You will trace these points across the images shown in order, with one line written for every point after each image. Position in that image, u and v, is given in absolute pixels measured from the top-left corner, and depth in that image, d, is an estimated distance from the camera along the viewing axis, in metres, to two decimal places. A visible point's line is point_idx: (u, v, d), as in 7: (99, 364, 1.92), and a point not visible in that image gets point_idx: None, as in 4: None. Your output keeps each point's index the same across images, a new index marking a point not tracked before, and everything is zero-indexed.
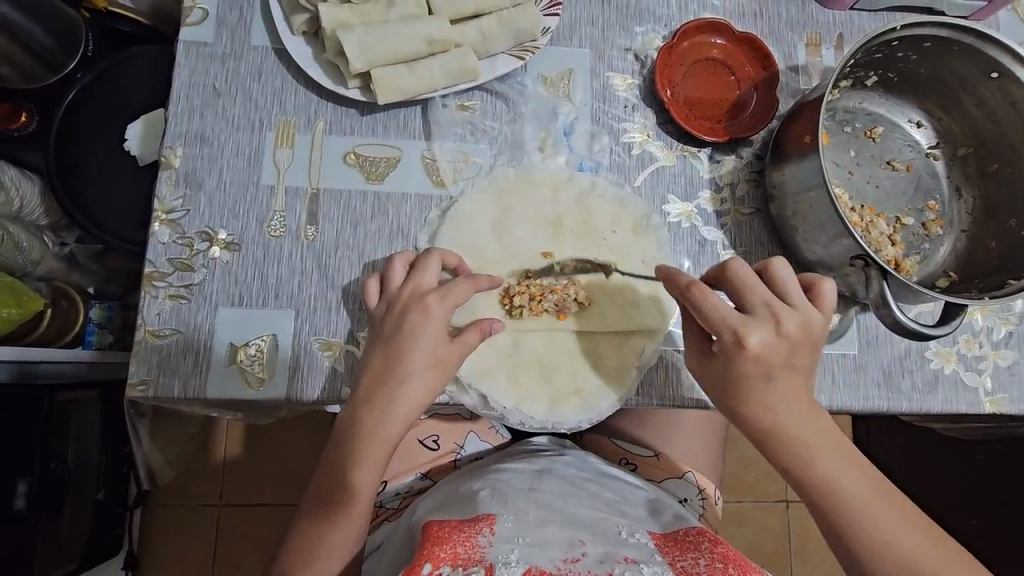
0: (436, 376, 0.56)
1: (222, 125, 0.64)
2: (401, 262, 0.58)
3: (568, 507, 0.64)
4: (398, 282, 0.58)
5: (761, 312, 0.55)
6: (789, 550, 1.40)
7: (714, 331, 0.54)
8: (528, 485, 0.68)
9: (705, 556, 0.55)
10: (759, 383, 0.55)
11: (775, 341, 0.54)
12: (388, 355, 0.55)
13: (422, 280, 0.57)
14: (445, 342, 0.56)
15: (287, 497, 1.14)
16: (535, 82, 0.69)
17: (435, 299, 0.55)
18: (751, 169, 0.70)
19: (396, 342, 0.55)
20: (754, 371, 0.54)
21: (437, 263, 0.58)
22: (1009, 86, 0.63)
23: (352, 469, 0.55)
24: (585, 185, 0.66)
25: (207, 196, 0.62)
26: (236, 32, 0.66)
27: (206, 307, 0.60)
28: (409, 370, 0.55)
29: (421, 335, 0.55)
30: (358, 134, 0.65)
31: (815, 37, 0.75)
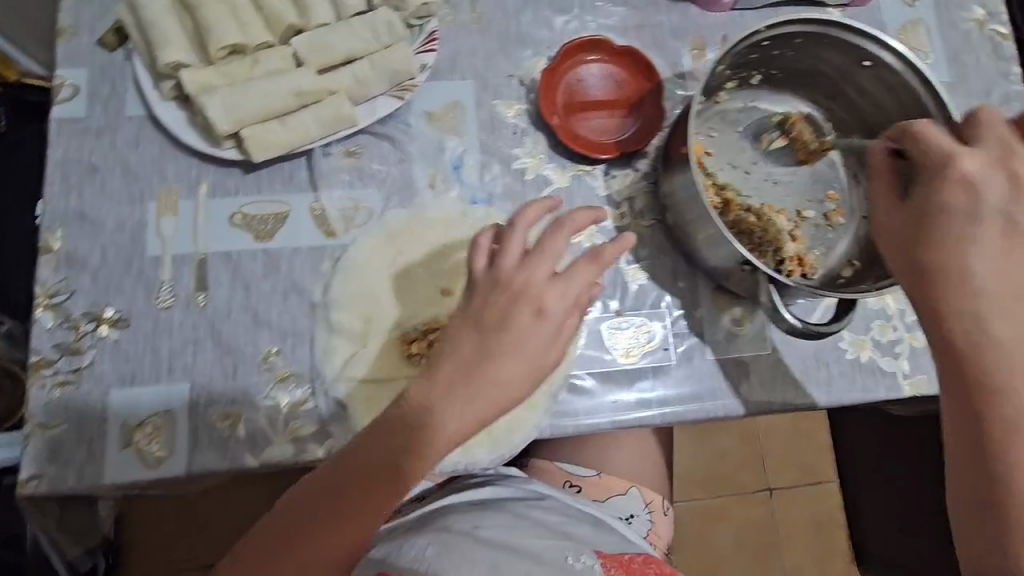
0: (535, 359, 0.53)
1: (101, 200, 0.63)
2: (484, 240, 0.55)
3: (515, 540, 0.68)
4: (482, 265, 0.54)
5: (962, 213, 0.49)
6: (777, 541, 1.30)
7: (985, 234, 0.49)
8: (469, 525, 0.70)
9: None
10: (974, 295, 0.48)
11: (992, 240, 0.48)
12: (479, 348, 0.52)
13: (507, 258, 0.53)
14: (543, 340, 0.53)
15: None
16: (419, 119, 0.68)
17: (552, 296, 0.53)
18: (647, 181, 0.70)
19: (495, 338, 0.52)
20: (981, 282, 0.48)
21: (569, 232, 0.54)
22: (884, 73, 0.64)
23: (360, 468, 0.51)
24: (479, 219, 0.66)
25: (91, 275, 0.61)
26: (109, 103, 0.65)
27: (98, 390, 0.58)
28: (501, 358, 0.52)
29: (522, 333, 0.52)
30: (243, 194, 0.64)
31: (699, 41, 0.75)
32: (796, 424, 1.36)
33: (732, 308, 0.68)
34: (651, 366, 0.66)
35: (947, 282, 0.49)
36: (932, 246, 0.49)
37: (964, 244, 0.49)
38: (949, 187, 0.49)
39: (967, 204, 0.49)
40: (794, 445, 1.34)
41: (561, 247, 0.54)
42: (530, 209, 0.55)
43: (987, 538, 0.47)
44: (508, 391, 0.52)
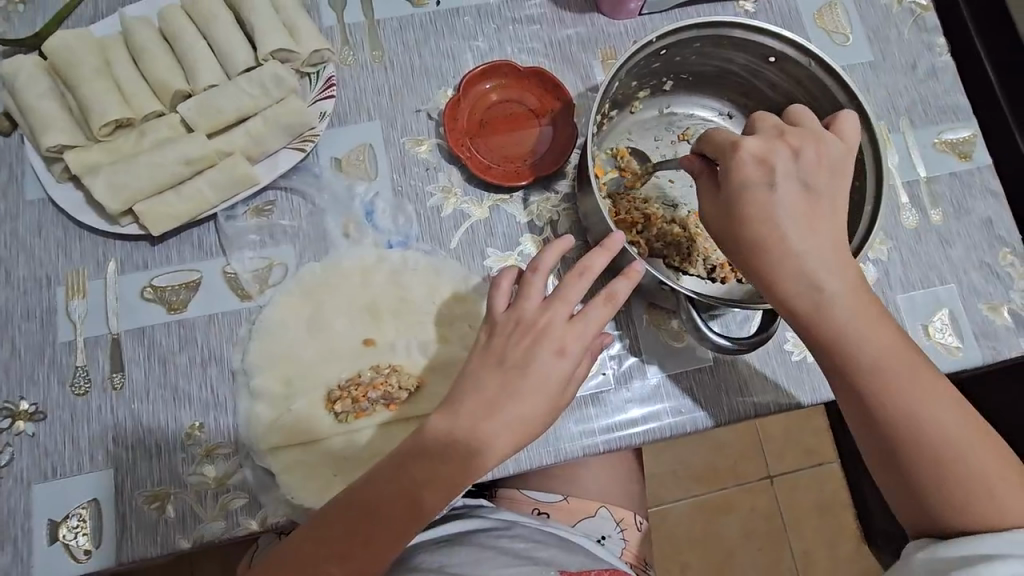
0: (544, 402, 0.51)
1: (8, 291, 0.62)
2: (506, 282, 0.55)
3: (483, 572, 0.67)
4: (503, 311, 0.54)
5: (761, 178, 0.52)
6: (783, 530, 1.26)
7: (790, 203, 0.52)
8: (439, 562, 0.69)
9: None
10: (795, 262, 0.51)
11: (791, 207, 0.52)
12: (501, 386, 0.51)
13: (527, 303, 0.53)
14: (561, 380, 0.51)
15: None
16: (328, 167, 0.67)
17: (573, 339, 0.51)
18: (569, 203, 0.68)
19: (520, 375, 0.51)
20: (790, 246, 0.51)
21: (591, 274, 0.52)
22: (789, 67, 0.62)
23: (392, 472, 0.51)
24: (397, 262, 0.64)
25: (3, 369, 0.60)
26: (9, 190, 0.64)
27: (19, 488, 0.57)
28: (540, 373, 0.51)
29: (546, 368, 0.51)
30: (153, 267, 0.63)
31: (609, 51, 0.73)
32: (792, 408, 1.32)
33: (669, 323, 0.66)
34: (592, 393, 0.64)
35: (777, 264, 0.51)
36: (751, 234, 0.52)
37: (773, 224, 0.51)
38: (740, 162, 0.52)
39: (764, 188, 0.52)
40: (792, 429, 1.30)
41: (535, 299, 0.53)
42: (546, 254, 0.53)
43: (902, 490, 0.53)
44: (530, 427, 0.51)
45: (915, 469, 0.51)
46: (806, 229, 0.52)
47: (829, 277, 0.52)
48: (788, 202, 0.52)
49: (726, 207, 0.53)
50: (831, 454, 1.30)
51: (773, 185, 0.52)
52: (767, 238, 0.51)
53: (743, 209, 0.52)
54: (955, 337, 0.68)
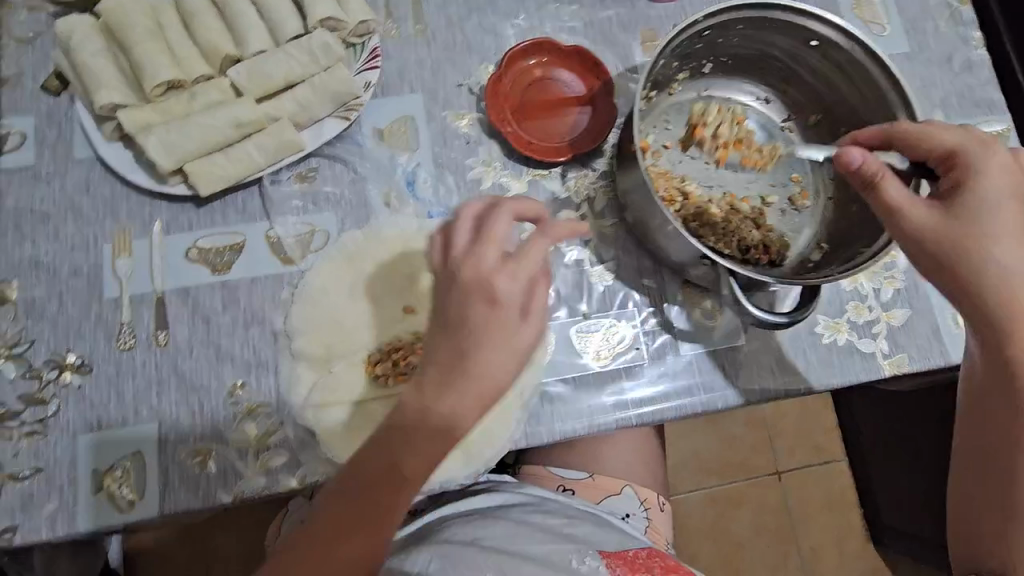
0: (503, 364, 0.45)
1: (55, 246, 0.63)
2: (468, 214, 0.46)
3: (522, 547, 0.69)
4: (463, 248, 0.45)
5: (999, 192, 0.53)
6: (792, 523, 1.27)
7: (993, 219, 0.53)
8: (472, 535, 0.71)
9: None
10: (992, 268, 0.53)
11: (999, 222, 0.53)
12: (457, 346, 0.44)
13: (483, 253, 0.44)
14: (518, 341, 0.45)
15: None
16: (371, 137, 0.68)
17: (505, 280, 0.44)
18: (606, 181, 0.69)
19: (491, 326, 0.44)
20: (991, 255, 0.53)
21: (510, 215, 0.46)
22: (830, 51, 0.63)
23: (387, 445, 0.46)
24: (437, 234, 0.65)
25: (50, 323, 0.61)
26: (58, 148, 0.65)
27: (65, 438, 0.58)
28: (512, 334, 0.45)
29: (481, 356, 0.44)
30: (198, 228, 0.64)
31: (648, 33, 0.74)
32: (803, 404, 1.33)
33: (702, 301, 0.67)
34: (625, 366, 0.65)
35: (975, 277, 0.53)
36: (956, 247, 0.53)
37: (985, 240, 0.53)
38: (973, 182, 0.53)
39: (1003, 202, 0.53)
40: (803, 424, 1.31)
41: (497, 241, 0.45)
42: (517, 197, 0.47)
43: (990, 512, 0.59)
44: (496, 383, 0.45)
45: (1012, 498, 0.57)
46: (1014, 257, 0.53)
47: (1021, 302, 0.54)
48: (1008, 227, 0.53)
49: (950, 224, 0.53)
50: (840, 449, 1.31)
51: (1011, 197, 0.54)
52: (975, 249, 0.53)
53: (959, 224, 0.53)
54: None
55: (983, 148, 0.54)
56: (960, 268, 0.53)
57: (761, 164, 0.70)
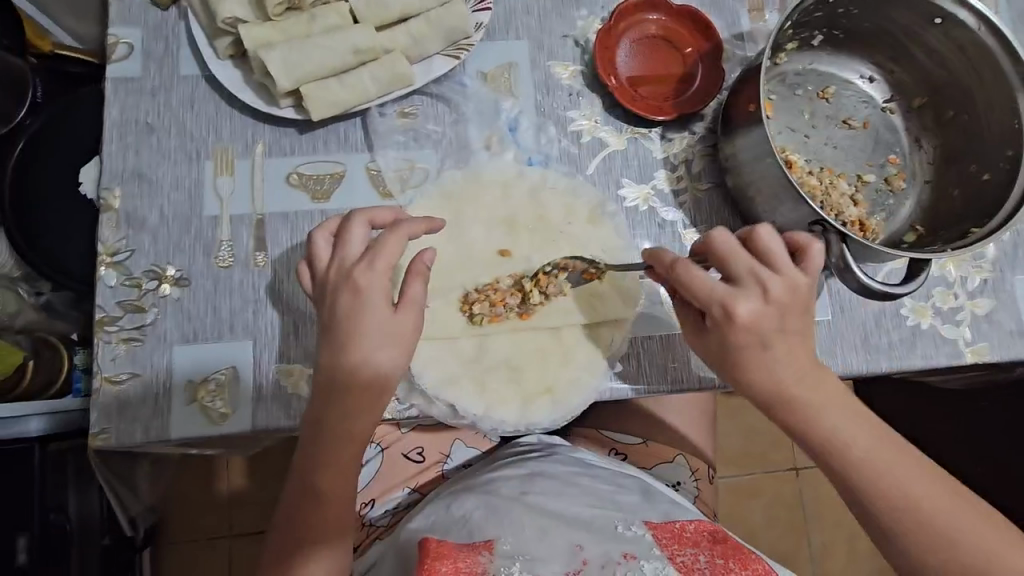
0: (400, 361, 0.53)
1: (158, 159, 0.63)
2: (324, 236, 0.55)
3: (561, 507, 0.64)
4: (326, 260, 0.54)
5: (748, 280, 0.53)
6: (806, 518, 1.28)
7: (705, 307, 0.54)
8: (518, 489, 0.67)
9: (706, 553, 0.56)
10: (754, 353, 0.54)
11: (765, 308, 0.53)
12: (336, 343, 0.52)
13: (347, 253, 0.53)
14: (391, 331, 0.52)
15: None
16: (475, 80, 0.67)
17: (363, 272, 0.51)
18: (705, 144, 0.68)
19: (330, 322, 0.52)
20: (748, 340, 0.53)
21: (365, 223, 0.54)
22: (953, 30, 0.62)
23: (341, 402, 0.52)
24: (536, 180, 0.66)
25: (151, 234, 0.61)
26: (164, 63, 0.65)
27: (162, 347, 0.59)
28: (365, 339, 0.51)
29: (373, 363, 0.52)
30: (298, 154, 0.64)
31: (757, 1, 0.73)
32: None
33: None
34: None
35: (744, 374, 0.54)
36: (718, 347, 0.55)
37: (757, 334, 0.53)
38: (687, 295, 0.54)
39: (769, 338, 0.53)
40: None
41: (391, 248, 0.52)
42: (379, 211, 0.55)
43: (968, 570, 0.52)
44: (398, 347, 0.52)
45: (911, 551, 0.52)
46: (789, 360, 0.54)
47: (800, 391, 0.54)
48: (759, 334, 0.53)
49: (710, 345, 0.56)
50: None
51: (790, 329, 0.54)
52: (743, 353, 0.54)
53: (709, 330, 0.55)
54: None
55: (759, 290, 0.53)
56: (735, 370, 0.55)
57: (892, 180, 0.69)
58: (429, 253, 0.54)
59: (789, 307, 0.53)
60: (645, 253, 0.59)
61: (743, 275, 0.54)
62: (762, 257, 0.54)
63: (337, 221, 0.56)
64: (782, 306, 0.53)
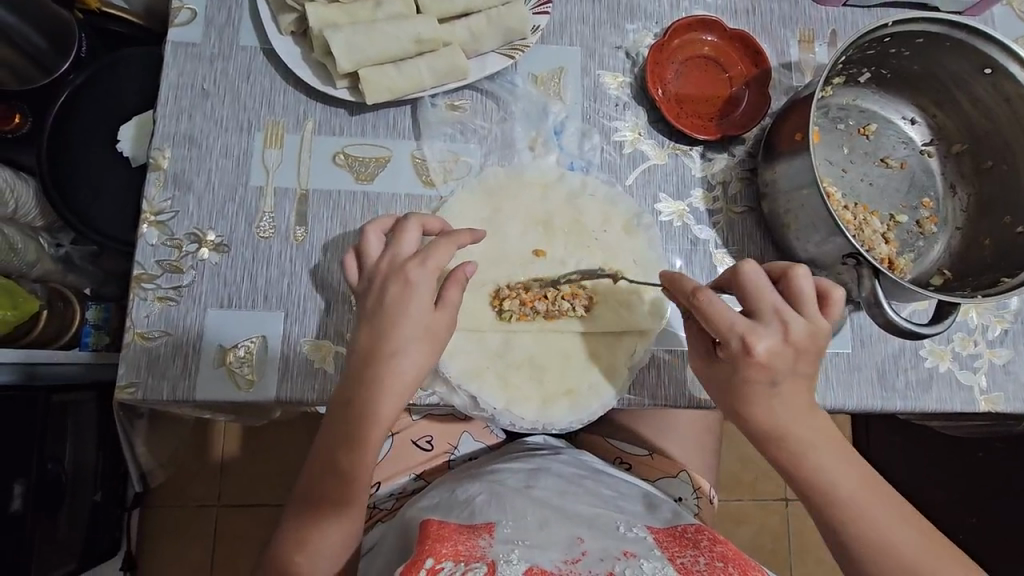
0: (429, 354, 0.55)
1: (210, 126, 0.64)
2: (376, 233, 0.58)
3: (565, 504, 0.64)
4: (376, 256, 0.57)
5: (771, 318, 0.53)
6: (789, 550, 1.28)
7: (722, 338, 0.53)
8: (524, 483, 0.67)
9: (705, 555, 0.54)
10: (764, 390, 0.54)
11: (782, 347, 0.53)
12: (379, 329, 0.55)
13: (400, 250, 0.56)
14: (432, 327, 0.55)
15: (266, 498, 1.16)
16: (525, 80, 0.68)
17: (415, 267, 0.55)
18: (743, 168, 0.69)
19: (377, 317, 0.55)
20: (760, 377, 0.54)
21: (418, 227, 0.57)
22: (1003, 82, 0.63)
23: (372, 391, 0.54)
24: (576, 185, 0.66)
25: (196, 198, 0.62)
26: (225, 32, 0.66)
27: (196, 309, 0.59)
28: (404, 338, 0.54)
29: (403, 353, 0.54)
30: (347, 135, 0.65)
31: (808, 33, 0.74)
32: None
33: None
34: None
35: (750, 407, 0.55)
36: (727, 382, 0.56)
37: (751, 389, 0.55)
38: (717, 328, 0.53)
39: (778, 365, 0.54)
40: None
41: (439, 253, 0.55)
42: (410, 226, 0.57)
43: None
44: (437, 339, 0.56)
45: None
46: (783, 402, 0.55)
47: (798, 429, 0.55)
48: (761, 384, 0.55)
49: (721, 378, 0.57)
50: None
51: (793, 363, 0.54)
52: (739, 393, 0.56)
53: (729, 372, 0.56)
54: None
55: (779, 328, 0.53)
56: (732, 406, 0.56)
57: (926, 225, 0.70)
58: (472, 265, 0.57)
59: (801, 346, 0.53)
60: (666, 276, 0.58)
61: (767, 316, 0.53)
62: (789, 296, 0.55)
63: (391, 220, 0.59)
64: (798, 346, 0.53)
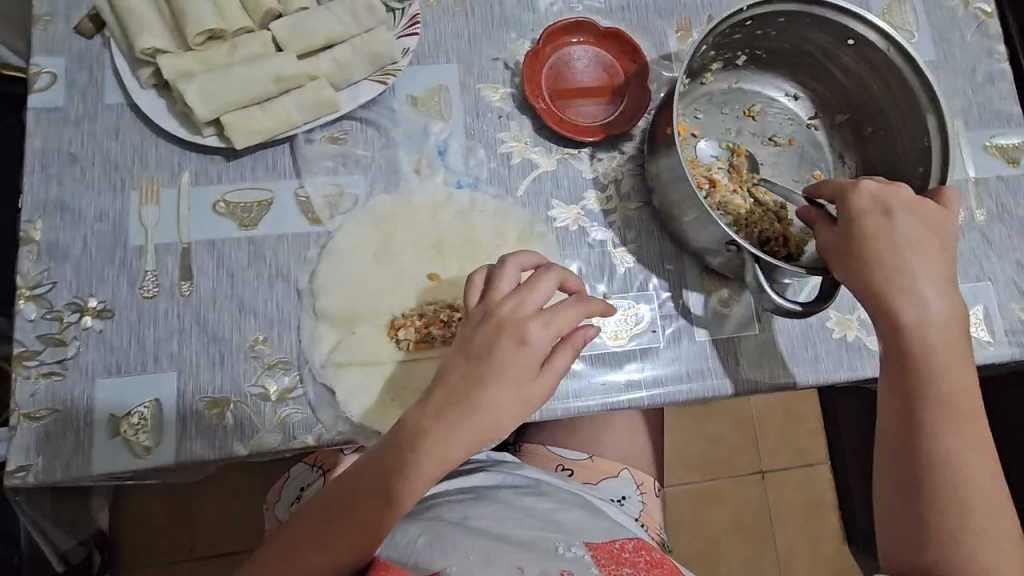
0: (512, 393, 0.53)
1: (81, 190, 0.62)
2: (516, 265, 0.57)
3: (506, 530, 0.63)
4: (500, 294, 0.55)
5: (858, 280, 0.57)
6: (770, 521, 1.29)
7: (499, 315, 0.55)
8: (460, 516, 0.66)
9: (641, 574, 0.60)
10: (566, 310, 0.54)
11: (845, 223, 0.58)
12: (472, 374, 0.54)
13: (496, 294, 0.55)
14: (535, 385, 0.54)
15: (234, 545, 1.14)
16: (404, 103, 0.68)
17: (536, 327, 0.54)
18: (633, 164, 0.69)
19: (473, 365, 0.54)
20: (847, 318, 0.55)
21: (555, 278, 0.56)
22: (865, 51, 0.64)
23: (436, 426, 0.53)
24: (465, 203, 0.66)
25: (73, 266, 0.60)
26: (88, 92, 0.64)
27: (83, 380, 0.58)
28: (491, 395, 0.53)
29: (489, 394, 0.53)
30: (226, 182, 0.64)
31: (684, 22, 0.74)
32: (787, 407, 1.35)
33: (718, 289, 0.68)
34: (641, 347, 0.65)
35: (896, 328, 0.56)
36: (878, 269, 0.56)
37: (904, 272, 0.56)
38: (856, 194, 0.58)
39: (935, 326, 0.56)
40: (784, 429, 1.34)
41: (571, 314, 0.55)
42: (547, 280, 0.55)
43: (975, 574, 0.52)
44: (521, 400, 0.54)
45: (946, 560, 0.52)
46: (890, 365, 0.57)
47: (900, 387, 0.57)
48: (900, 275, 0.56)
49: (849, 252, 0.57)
50: (820, 453, 1.34)
51: (953, 350, 0.56)
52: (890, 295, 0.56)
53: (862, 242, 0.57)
54: (987, 333, 0.69)
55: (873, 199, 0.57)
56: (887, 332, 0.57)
57: None
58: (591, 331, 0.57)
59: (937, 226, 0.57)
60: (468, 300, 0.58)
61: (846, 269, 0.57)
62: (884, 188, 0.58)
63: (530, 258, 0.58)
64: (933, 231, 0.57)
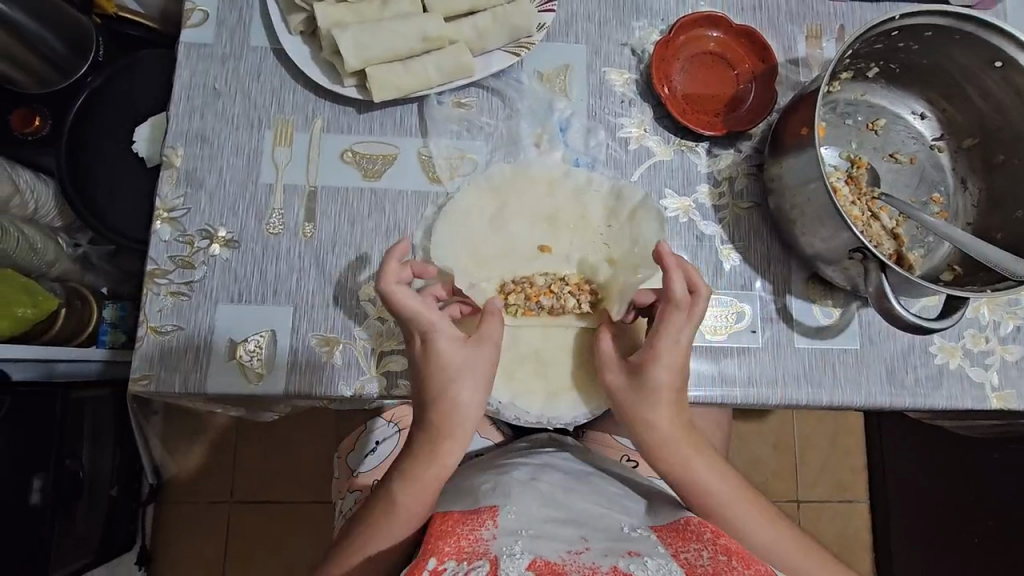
0: (481, 388, 0.56)
1: (222, 124, 0.65)
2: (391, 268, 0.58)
3: (569, 501, 0.63)
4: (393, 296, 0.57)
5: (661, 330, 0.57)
6: None
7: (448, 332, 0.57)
8: (529, 475, 0.67)
9: (708, 548, 0.53)
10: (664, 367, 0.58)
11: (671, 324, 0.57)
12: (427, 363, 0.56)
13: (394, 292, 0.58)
14: (468, 358, 0.56)
15: (277, 497, 1.17)
16: (530, 78, 0.69)
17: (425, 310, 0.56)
18: (749, 163, 0.69)
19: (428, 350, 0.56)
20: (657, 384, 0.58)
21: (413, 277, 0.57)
22: (1013, 74, 0.62)
23: (457, 382, 0.56)
24: (582, 181, 0.66)
25: (207, 195, 0.63)
26: (236, 33, 0.67)
27: (206, 304, 0.61)
28: (456, 370, 0.55)
29: (457, 387, 0.56)
30: (355, 133, 0.66)
31: (816, 28, 0.73)
32: (835, 438, 1.24)
33: (823, 299, 0.67)
34: (739, 346, 0.65)
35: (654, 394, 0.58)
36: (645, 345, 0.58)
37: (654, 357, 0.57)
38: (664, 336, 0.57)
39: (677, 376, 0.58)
40: None
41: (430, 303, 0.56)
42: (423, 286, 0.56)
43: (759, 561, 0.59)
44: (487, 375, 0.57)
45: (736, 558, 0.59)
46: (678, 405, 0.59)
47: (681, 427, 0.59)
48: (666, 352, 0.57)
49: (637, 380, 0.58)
50: None
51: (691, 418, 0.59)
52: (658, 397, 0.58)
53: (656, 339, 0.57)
54: None
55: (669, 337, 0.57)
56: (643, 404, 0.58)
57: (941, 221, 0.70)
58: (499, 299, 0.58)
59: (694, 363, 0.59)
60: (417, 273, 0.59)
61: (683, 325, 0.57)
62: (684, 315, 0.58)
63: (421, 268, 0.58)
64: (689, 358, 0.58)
